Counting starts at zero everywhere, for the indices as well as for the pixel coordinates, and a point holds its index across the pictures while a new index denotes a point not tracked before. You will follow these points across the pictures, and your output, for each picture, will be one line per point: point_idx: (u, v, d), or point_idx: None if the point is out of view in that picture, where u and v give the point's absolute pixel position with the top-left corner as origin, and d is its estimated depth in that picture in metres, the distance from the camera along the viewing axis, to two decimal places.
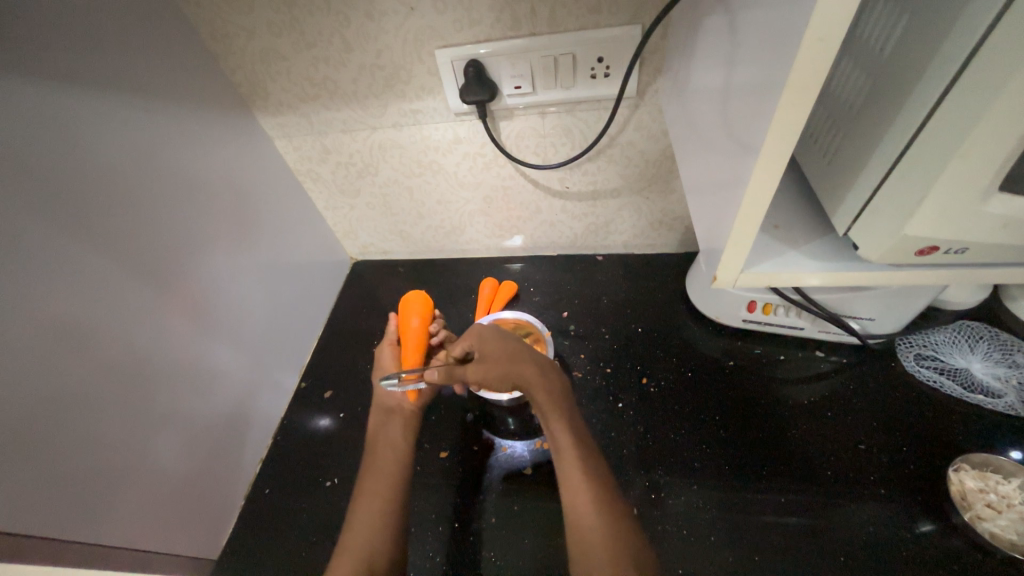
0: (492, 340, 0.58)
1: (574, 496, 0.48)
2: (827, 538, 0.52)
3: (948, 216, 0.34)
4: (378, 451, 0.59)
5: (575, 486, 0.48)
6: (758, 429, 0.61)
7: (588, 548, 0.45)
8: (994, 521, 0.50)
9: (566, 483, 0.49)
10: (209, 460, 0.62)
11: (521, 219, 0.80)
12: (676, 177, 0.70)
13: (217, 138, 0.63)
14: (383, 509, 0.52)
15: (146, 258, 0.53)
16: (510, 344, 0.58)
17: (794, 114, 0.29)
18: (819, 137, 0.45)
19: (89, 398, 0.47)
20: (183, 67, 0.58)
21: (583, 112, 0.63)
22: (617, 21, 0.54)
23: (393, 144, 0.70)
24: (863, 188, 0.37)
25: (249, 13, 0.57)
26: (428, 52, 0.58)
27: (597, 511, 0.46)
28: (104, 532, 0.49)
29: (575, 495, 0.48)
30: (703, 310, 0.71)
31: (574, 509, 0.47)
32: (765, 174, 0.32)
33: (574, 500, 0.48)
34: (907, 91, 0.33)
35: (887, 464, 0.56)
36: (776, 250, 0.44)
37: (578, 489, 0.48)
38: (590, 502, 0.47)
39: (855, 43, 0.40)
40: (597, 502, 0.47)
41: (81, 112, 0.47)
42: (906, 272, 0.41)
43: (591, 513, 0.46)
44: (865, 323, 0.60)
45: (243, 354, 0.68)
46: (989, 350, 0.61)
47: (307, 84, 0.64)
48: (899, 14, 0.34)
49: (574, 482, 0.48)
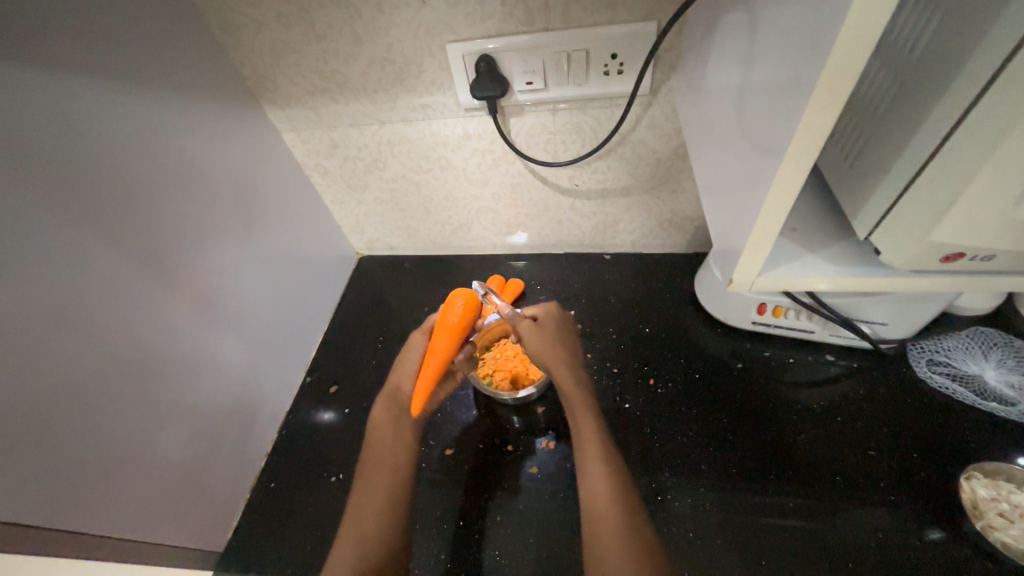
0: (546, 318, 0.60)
1: (591, 483, 0.48)
2: (834, 542, 0.52)
3: (974, 221, 0.33)
4: (381, 442, 0.58)
5: (594, 472, 0.49)
6: (767, 432, 0.60)
7: (601, 535, 0.45)
8: (1006, 531, 0.49)
9: (585, 471, 0.49)
10: (214, 453, 0.61)
11: (529, 217, 0.79)
12: (687, 177, 0.69)
13: (224, 130, 0.63)
14: (384, 505, 0.52)
15: (153, 250, 0.53)
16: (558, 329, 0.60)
17: (822, 114, 0.28)
18: (842, 139, 0.44)
19: (94, 391, 0.47)
20: (192, 57, 0.58)
21: (595, 110, 0.62)
22: (632, 17, 0.53)
23: (402, 139, 0.69)
24: (887, 192, 0.37)
25: (259, 4, 0.56)
26: (439, 46, 0.57)
27: (614, 501, 0.47)
28: (109, 524, 0.48)
29: (594, 483, 0.48)
30: (713, 311, 0.70)
31: (592, 495, 0.48)
32: (788, 176, 0.31)
33: (591, 486, 0.48)
34: (936, 93, 0.32)
35: (897, 470, 0.55)
36: (792, 253, 0.44)
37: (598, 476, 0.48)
38: (608, 490, 0.48)
39: (881, 44, 0.39)
40: (615, 491, 0.48)
41: (90, 102, 0.47)
42: (926, 279, 0.40)
43: (607, 501, 0.47)
44: (877, 327, 0.59)
45: (249, 347, 0.68)
46: (1003, 358, 0.61)
47: (316, 77, 0.63)
48: (930, 14, 0.33)
49: (593, 469, 0.49)
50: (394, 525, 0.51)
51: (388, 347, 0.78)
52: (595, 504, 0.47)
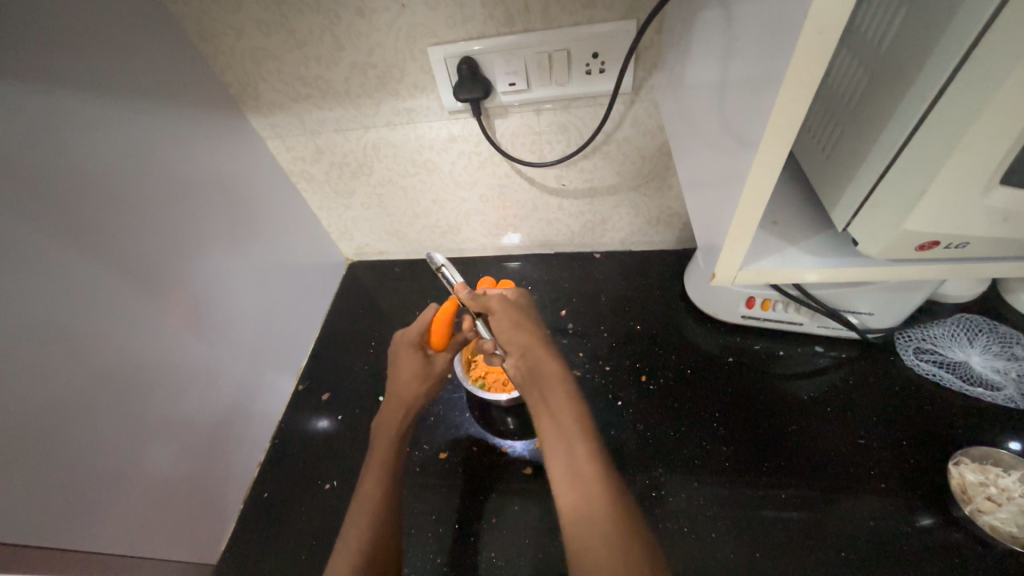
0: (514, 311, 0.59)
1: (579, 509, 0.45)
2: (827, 532, 0.52)
3: (946, 211, 0.34)
4: (364, 477, 0.56)
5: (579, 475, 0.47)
6: (758, 424, 0.61)
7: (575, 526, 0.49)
8: (995, 514, 0.50)
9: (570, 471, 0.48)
10: (205, 466, 0.61)
11: (518, 218, 0.79)
12: (672, 174, 0.70)
13: (206, 138, 0.62)
14: (360, 561, 0.48)
15: (136, 263, 0.53)
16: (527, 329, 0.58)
17: (792, 107, 0.28)
18: (818, 131, 0.45)
19: (81, 406, 0.47)
20: (172, 66, 0.58)
21: (579, 109, 0.62)
22: (611, 16, 0.53)
23: (387, 143, 0.69)
24: (861, 184, 0.37)
25: (239, 12, 0.56)
26: (421, 49, 0.57)
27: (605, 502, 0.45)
28: (97, 540, 0.48)
29: (583, 516, 0.44)
30: (702, 307, 0.70)
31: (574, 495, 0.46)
32: (763, 170, 0.32)
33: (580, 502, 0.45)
34: (904, 86, 0.32)
35: (887, 458, 0.56)
36: (775, 247, 0.44)
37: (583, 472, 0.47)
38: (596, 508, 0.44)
39: (853, 36, 0.39)
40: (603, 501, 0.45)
41: (67, 114, 0.47)
42: (906, 268, 0.41)
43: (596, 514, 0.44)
44: (864, 318, 0.60)
45: (238, 357, 0.67)
46: (988, 343, 0.62)
47: (299, 84, 0.63)
48: (896, 7, 0.33)
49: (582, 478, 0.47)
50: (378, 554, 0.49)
51: (380, 351, 0.78)
52: (582, 531, 0.44)
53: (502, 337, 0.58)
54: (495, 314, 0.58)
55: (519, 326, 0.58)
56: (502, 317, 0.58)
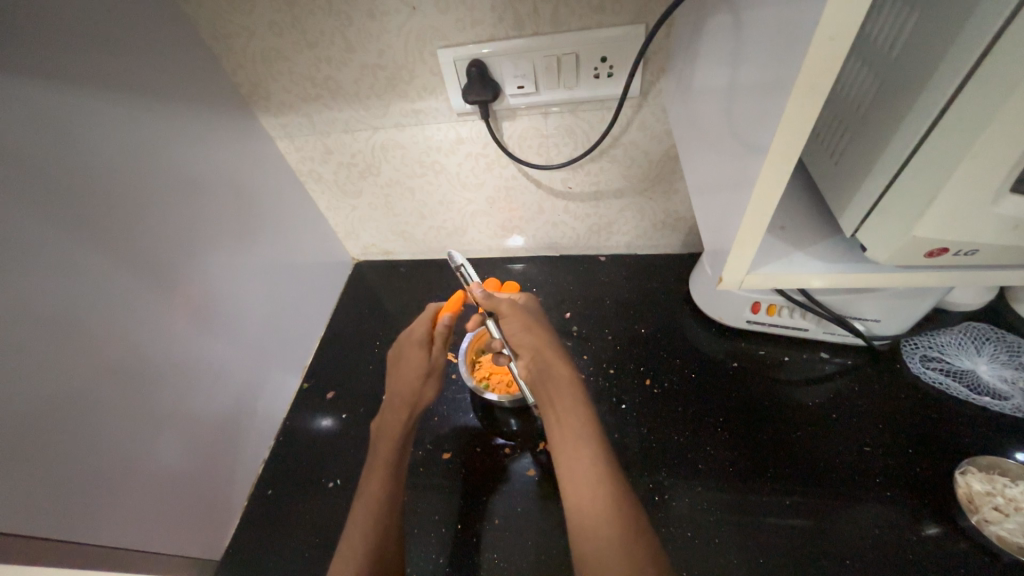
0: (524, 315, 0.59)
1: (582, 511, 0.45)
2: (830, 539, 0.52)
3: (956, 219, 0.34)
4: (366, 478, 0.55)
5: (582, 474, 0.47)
6: (763, 430, 0.60)
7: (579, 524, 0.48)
8: (1002, 525, 0.49)
9: (575, 471, 0.48)
10: (210, 461, 0.61)
11: (524, 220, 0.80)
12: (679, 178, 0.70)
13: (216, 136, 0.63)
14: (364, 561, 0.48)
15: (146, 259, 0.53)
16: (537, 334, 0.58)
17: (802, 111, 0.28)
18: (826, 136, 0.45)
19: (89, 400, 0.47)
20: (184, 65, 0.58)
21: (586, 113, 0.62)
22: (620, 20, 0.53)
23: (395, 144, 0.69)
24: (870, 190, 0.37)
25: (251, 13, 0.56)
26: (431, 52, 0.58)
27: (608, 501, 0.45)
28: (103, 533, 0.48)
29: (587, 516, 0.45)
30: (707, 311, 0.70)
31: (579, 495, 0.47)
32: (772, 175, 0.32)
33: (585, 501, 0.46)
34: (914, 93, 0.32)
35: (892, 466, 0.56)
36: (782, 252, 0.44)
37: (588, 471, 0.47)
38: (600, 510, 0.45)
39: (863, 43, 0.39)
40: (608, 504, 0.45)
41: (80, 112, 0.47)
42: (914, 276, 0.41)
43: (601, 518, 0.44)
44: (870, 324, 0.60)
45: (245, 354, 0.68)
46: (996, 352, 0.61)
47: (309, 84, 0.63)
48: (908, 12, 0.33)
49: (586, 477, 0.47)
50: (380, 556, 0.49)
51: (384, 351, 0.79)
52: (586, 528, 0.44)
53: (513, 341, 0.58)
54: (505, 318, 0.58)
55: (530, 330, 0.58)
56: (512, 322, 0.58)
